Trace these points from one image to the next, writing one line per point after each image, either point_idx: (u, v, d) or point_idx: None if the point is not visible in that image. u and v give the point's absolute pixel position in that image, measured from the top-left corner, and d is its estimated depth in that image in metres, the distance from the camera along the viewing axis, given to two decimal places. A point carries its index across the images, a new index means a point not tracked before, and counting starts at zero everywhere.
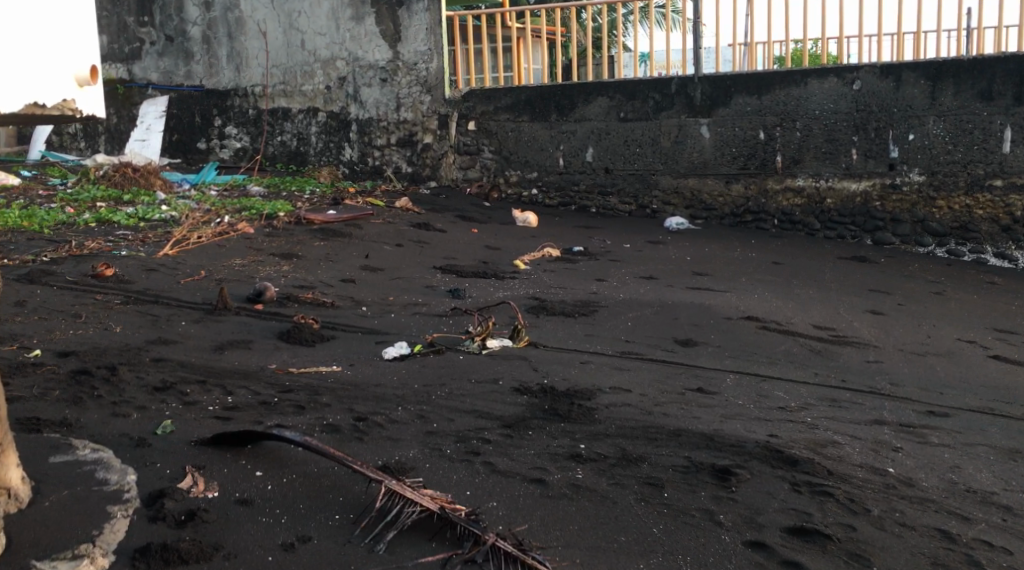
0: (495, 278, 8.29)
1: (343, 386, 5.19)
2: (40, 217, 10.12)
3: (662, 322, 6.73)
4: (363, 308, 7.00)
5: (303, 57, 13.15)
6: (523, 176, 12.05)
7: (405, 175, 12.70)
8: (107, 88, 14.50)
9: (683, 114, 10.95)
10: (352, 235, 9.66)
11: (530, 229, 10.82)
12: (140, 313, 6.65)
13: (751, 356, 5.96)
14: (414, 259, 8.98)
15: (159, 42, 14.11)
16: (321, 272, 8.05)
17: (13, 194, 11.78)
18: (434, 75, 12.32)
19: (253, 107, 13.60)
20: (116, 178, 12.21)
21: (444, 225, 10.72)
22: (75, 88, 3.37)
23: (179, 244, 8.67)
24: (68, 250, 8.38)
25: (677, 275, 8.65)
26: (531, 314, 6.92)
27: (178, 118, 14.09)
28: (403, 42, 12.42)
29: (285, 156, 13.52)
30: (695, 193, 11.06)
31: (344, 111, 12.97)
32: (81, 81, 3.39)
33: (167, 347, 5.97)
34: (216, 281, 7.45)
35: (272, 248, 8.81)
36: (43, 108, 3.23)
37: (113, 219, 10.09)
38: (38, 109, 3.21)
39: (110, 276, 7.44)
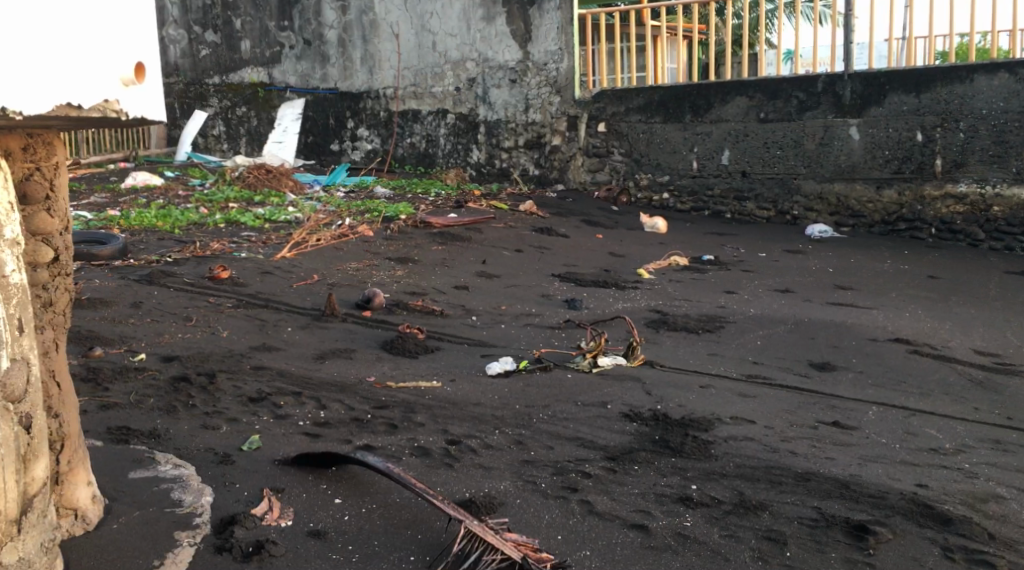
0: (617, 289, 7.85)
1: (441, 404, 4.86)
2: (174, 217, 10.22)
3: (797, 343, 6.17)
4: (473, 317, 6.70)
5: (434, 59, 13.00)
6: (654, 179, 11.57)
7: (532, 178, 12.38)
8: (248, 91, 14.69)
9: (829, 114, 10.24)
10: (473, 240, 9.39)
11: (659, 236, 10.31)
12: (248, 315, 6.35)
13: (898, 385, 5.35)
14: (534, 266, 8.62)
15: (297, 46, 14.17)
16: (435, 278, 7.78)
17: (155, 194, 11.99)
18: (564, 75, 11.92)
19: (385, 109, 13.54)
20: (252, 180, 12.30)
21: (569, 230, 10.32)
22: (119, 88, 2.93)
23: (298, 246, 8.46)
24: (191, 251, 8.24)
25: (817, 289, 8.03)
26: (652, 331, 6.45)
27: (314, 121, 14.18)
28: (533, 42, 12.08)
29: (414, 158, 13.43)
30: (841, 200, 10.35)
31: (473, 112, 12.76)
32: (127, 82, 2.96)
33: (270, 353, 5.65)
34: (328, 285, 7.16)
35: (389, 251, 8.59)
36: (80, 110, 2.77)
37: (241, 219, 10.03)
38: (73, 111, 2.75)
39: (225, 278, 7.08)
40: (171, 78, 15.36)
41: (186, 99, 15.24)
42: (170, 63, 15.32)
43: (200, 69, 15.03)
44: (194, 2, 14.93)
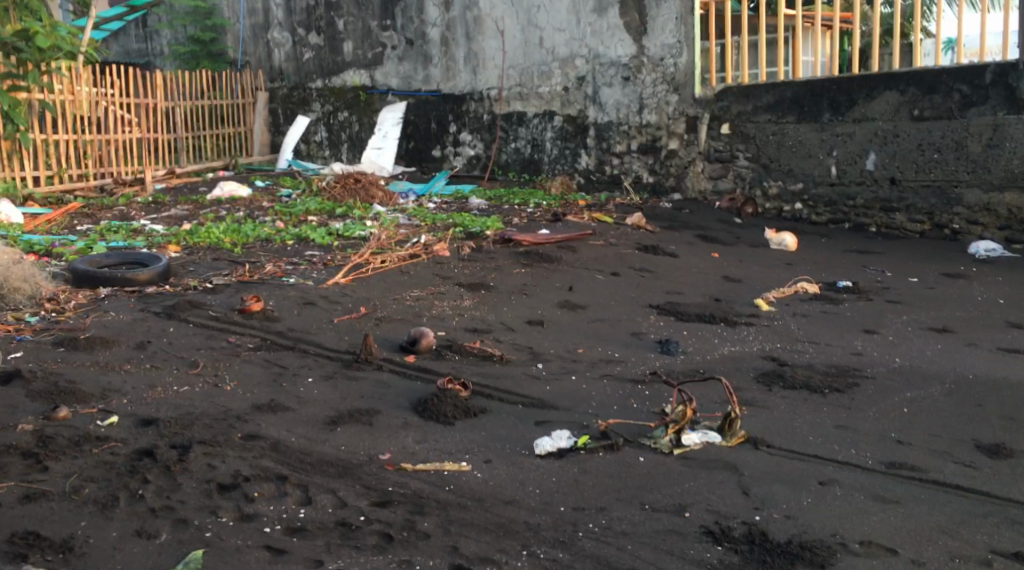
0: (726, 327, 6.47)
1: (462, 503, 3.65)
2: (245, 231, 9.12)
3: (956, 413, 4.79)
4: (539, 366, 5.48)
5: (541, 56, 11.76)
6: (785, 187, 10.07)
7: (646, 186, 11.03)
8: (350, 95, 13.53)
9: (999, 110, 8.56)
10: (564, 262, 8.15)
11: (787, 255, 8.84)
12: (266, 361, 5.13)
13: None
14: (632, 296, 7.30)
15: (400, 47, 12.98)
16: (507, 311, 6.60)
17: (238, 205, 10.96)
18: (682, 70, 10.55)
19: (488, 112, 12.30)
20: (338, 190, 11.30)
21: (680, 248, 8.96)
22: None
23: (357, 269, 7.38)
24: (239, 274, 7.09)
25: (982, 328, 6.50)
26: (763, 392, 5.08)
27: (416, 125, 12.99)
28: (648, 35, 10.76)
29: (518, 164, 12.16)
30: (1014, 211, 8.63)
31: (582, 114, 11.47)
32: None
33: (273, 416, 4.40)
34: (375, 319, 6.02)
35: (463, 276, 7.46)
36: None
37: (312, 236, 8.91)
38: None
39: (257, 310, 5.85)
40: (275, 83, 14.34)
41: (289, 104, 14.19)
42: (274, 68, 14.33)
43: (303, 73, 13.98)
44: (298, 3, 13.90)
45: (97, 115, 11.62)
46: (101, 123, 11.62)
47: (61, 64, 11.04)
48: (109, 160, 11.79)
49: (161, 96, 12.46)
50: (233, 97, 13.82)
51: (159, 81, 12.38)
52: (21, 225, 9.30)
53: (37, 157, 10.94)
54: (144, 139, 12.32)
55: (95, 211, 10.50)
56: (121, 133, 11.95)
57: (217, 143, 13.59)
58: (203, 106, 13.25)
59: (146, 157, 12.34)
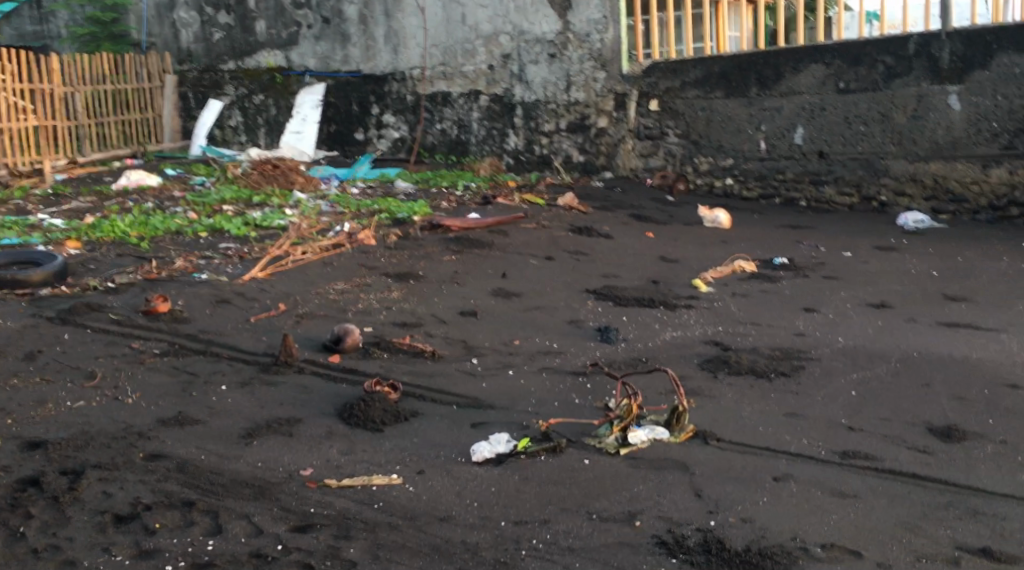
0: (666, 310, 6.21)
1: (393, 522, 3.32)
2: (153, 223, 8.62)
3: (906, 393, 4.57)
4: (474, 361, 5.14)
5: (463, 34, 11.35)
6: (716, 163, 9.85)
7: (576, 165, 10.71)
8: (265, 77, 12.89)
9: (924, 81, 8.45)
10: (495, 247, 7.82)
11: (722, 233, 8.63)
12: (174, 368, 4.83)
13: None
14: (566, 281, 7.00)
15: (316, 25, 12.41)
16: (437, 302, 6.25)
17: (146, 196, 10.41)
18: (609, 46, 10.28)
19: (412, 93, 11.85)
20: (256, 177, 10.76)
21: (614, 228, 8.69)
22: None
23: (275, 262, 6.96)
24: (145, 271, 6.63)
25: (922, 301, 6.33)
26: (709, 379, 4.81)
27: (337, 108, 12.42)
28: (572, 10, 10.44)
29: (444, 146, 11.77)
30: (940, 180, 8.54)
31: (508, 93, 11.11)
32: None
33: (179, 431, 4.13)
34: (296, 317, 5.67)
35: (389, 265, 7.09)
36: None
37: (226, 227, 8.45)
38: None
39: (164, 312, 5.53)
40: (184, 65, 13.52)
41: (200, 87, 13.41)
42: (182, 49, 13.49)
43: (214, 54, 13.22)
44: None
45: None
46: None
47: None
48: (4, 151, 11.15)
49: (58, 82, 11.75)
50: (138, 81, 12.99)
51: (56, 66, 11.66)
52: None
53: None
54: (41, 128, 11.64)
55: None
56: (16, 122, 11.28)
57: (124, 130, 12.83)
58: (105, 91, 12.49)
59: (45, 147, 11.68)
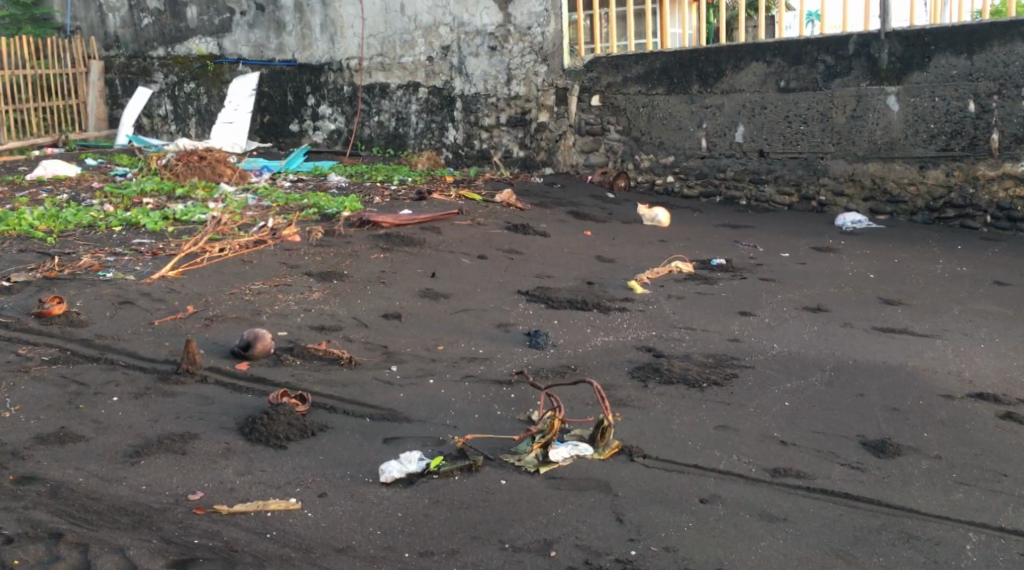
0: (599, 313, 5.96)
1: (286, 555, 3.08)
2: (64, 216, 8.20)
3: (842, 403, 4.36)
4: (393, 369, 4.84)
5: (402, 24, 10.96)
6: (656, 160, 9.63)
7: (516, 161, 10.42)
8: (196, 65, 12.36)
9: (863, 81, 8.31)
10: (426, 245, 7.51)
11: (662, 232, 8.43)
12: (62, 378, 4.57)
13: (992, 489, 3.64)
14: (497, 282, 6.73)
15: (250, 12, 11.92)
16: (360, 304, 5.94)
17: (61, 186, 9.97)
18: (550, 40, 9.97)
19: (349, 83, 11.45)
20: (180, 168, 10.35)
21: (551, 226, 8.44)
22: None
23: (189, 260, 6.61)
24: (45, 269, 6.27)
25: (859, 305, 6.16)
26: (639, 389, 4.54)
27: (270, 98, 11.98)
28: (513, 2, 10.12)
29: (382, 139, 11.38)
30: (878, 181, 8.42)
31: (448, 86, 10.75)
32: None
33: (55, 450, 3.89)
34: (204, 320, 5.37)
35: (313, 264, 6.76)
36: None
37: (142, 221, 8.04)
38: None
39: (58, 314, 5.26)
40: (111, 50, 12.98)
41: (128, 74, 12.85)
42: (109, 34, 12.94)
43: (143, 40, 12.66)
44: None
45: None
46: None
47: None
48: None
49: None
50: (60, 66, 12.46)
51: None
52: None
53: None
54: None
55: None
56: None
57: (43, 117, 12.29)
58: (25, 76, 11.94)
59: None
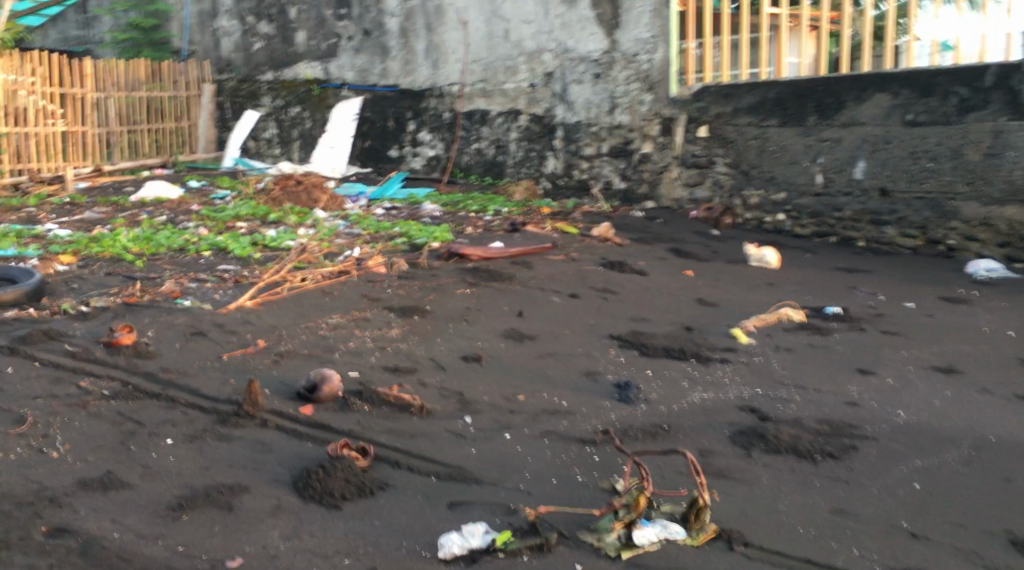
0: (697, 365, 5.47)
1: None
2: (158, 239, 8.11)
3: (982, 491, 3.80)
4: (467, 421, 4.45)
5: (506, 50, 10.65)
6: (767, 197, 9.04)
7: (616, 193, 10.01)
8: (302, 90, 12.29)
9: (1002, 115, 7.60)
10: (515, 280, 7.15)
11: (771, 274, 7.88)
12: (118, 415, 4.28)
13: None
14: (588, 324, 6.31)
15: (356, 37, 11.78)
16: (441, 343, 5.59)
17: (162, 209, 9.91)
18: (658, 68, 9.53)
19: (449, 110, 11.19)
20: (276, 193, 10.23)
21: (650, 264, 7.98)
22: None
23: (270, 290, 6.37)
24: (125, 296, 6.14)
25: (996, 367, 5.53)
26: (741, 458, 4.06)
27: (372, 123, 11.80)
28: (620, 28, 9.72)
29: (480, 167, 11.09)
30: (1016, 226, 7.65)
31: (549, 114, 10.40)
32: None
33: (96, 496, 3.67)
34: (274, 357, 5.11)
35: (395, 297, 6.45)
36: None
37: (230, 246, 7.87)
38: None
39: (127, 344, 5.02)
40: (223, 73, 13.05)
41: (238, 98, 12.88)
42: (222, 57, 13.02)
43: (253, 64, 12.70)
44: None
45: (16, 106, 10.58)
46: (19, 114, 10.57)
47: None
48: (27, 155, 10.73)
49: (91, 87, 11.38)
50: (174, 89, 12.57)
51: (88, 71, 11.31)
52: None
53: None
54: (70, 134, 11.26)
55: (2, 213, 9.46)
56: (43, 126, 10.90)
57: (155, 139, 12.40)
58: (140, 98, 12.10)
59: (72, 153, 11.26)
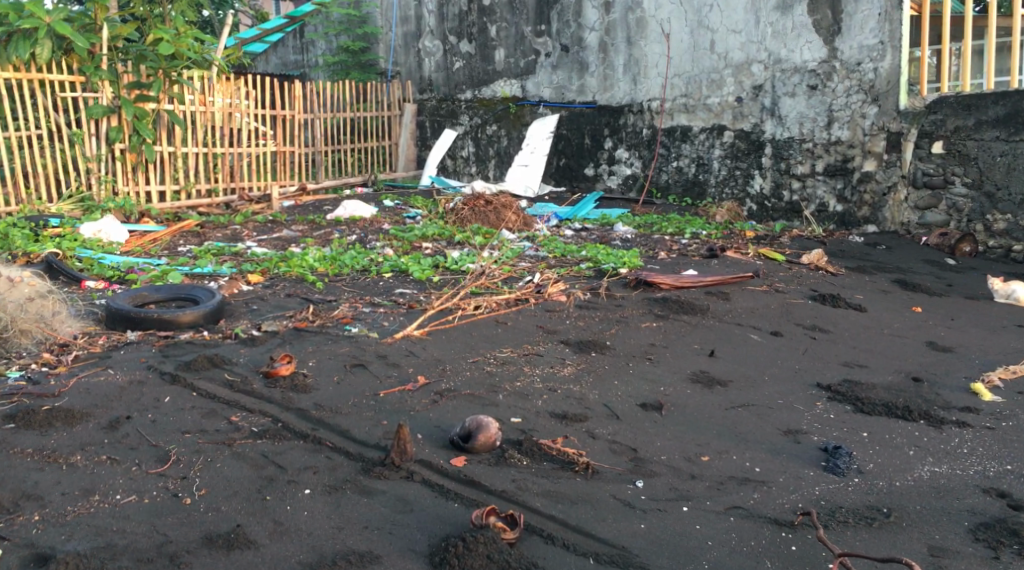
0: (926, 428, 4.63)
1: None
2: (344, 259, 7.75)
3: None
4: (639, 486, 3.82)
5: (711, 62, 9.88)
6: (1015, 222, 7.91)
7: (833, 216, 9.06)
8: (500, 107, 11.93)
9: None
10: (710, 314, 6.42)
11: (1022, 312, 6.80)
12: (261, 457, 3.76)
13: None
14: (792, 369, 5.51)
15: (554, 53, 11.32)
16: (620, 388, 4.96)
17: (355, 227, 9.65)
18: (884, 77, 8.50)
19: (649, 126, 10.53)
20: (465, 214, 9.86)
21: (869, 298, 7.04)
22: None
23: (440, 317, 5.90)
24: (298, 319, 5.60)
25: None
26: (987, 562, 3.53)
27: (568, 140, 11.30)
28: (842, 35, 8.77)
29: (680, 187, 10.35)
30: None
31: (757, 129, 9.55)
32: None
33: (219, 559, 3.22)
34: (433, 396, 4.50)
35: (574, 331, 5.86)
36: None
37: (411, 268, 7.46)
38: None
39: (285, 375, 4.44)
40: (424, 94, 12.90)
41: (437, 117, 12.67)
42: (425, 78, 12.87)
43: (453, 83, 12.49)
44: (450, 7, 12.36)
45: (232, 128, 10.51)
46: (235, 135, 10.48)
47: (193, 72, 9.93)
48: (242, 175, 10.68)
49: (300, 108, 11.26)
50: (378, 108, 12.43)
51: (298, 91, 11.18)
52: (115, 245, 7.94)
53: (163, 169, 9.93)
54: (279, 153, 11.17)
55: (208, 230, 9.08)
56: (255, 147, 10.78)
57: (358, 158, 12.28)
58: (345, 118, 11.95)
59: (281, 172, 11.20)
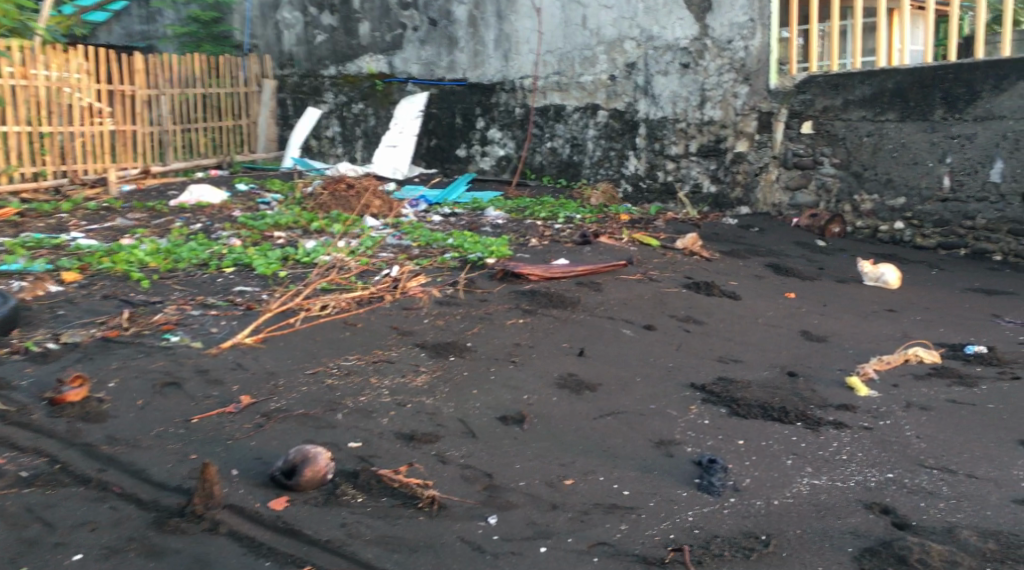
0: (804, 430, 4.26)
1: None
2: (181, 251, 7.00)
3: None
4: (492, 523, 3.38)
5: (583, 39, 9.42)
6: (881, 203, 7.71)
7: (706, 197, 8.69)
8: (365, 84, 11.15)
9: None
10: (580, 306, 5.96)
11: (895, 297, 6.56)
12: (25, 513, 3.31)
13: None
14: (665, 368, 5.11)
15: (422, 27, 10.65)
16: (478, 398, 4.45)
17: (201, 214, 8.87)
18: (754, 56, 8.23)
19: (521, 104, 10.02)
20: (325, 199, 9.15)
21: (743, 284, 6.72)
22: None
23: (281, 318, 5.28)
24: (112, 326, 4.90)
25: None
26: None
27: (438, 119, 10.67)
28: (712, 12, 8.43)
29: (554, 168, 9.88)
30: None
31: (631, 108, 9.15)
32: None
33: None
34: (259, 418, 3.92)
35: (431, 333, 5.30)
36: None
37: (256, 261, 6.78)
38: None
39: (75, 401, 3.88)
40: (285, 69, 11.85)
41: (299, 94, 11.74)
42: (284, 51, 11.80)
43: (316, 58, 11.51)
44: None
45: (62, 105, 9.55)
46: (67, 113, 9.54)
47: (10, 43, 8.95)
48: (76, 156, 9.72)
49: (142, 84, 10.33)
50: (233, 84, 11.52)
51: (139, 65, 10.25)
52: None
53: None
54: (120, 132, 10.22)
55: (29, 219, 8.24)
56: (90, 126, 9.83)
57: (213, 138, 11.38)
58: (196, 95, 11.06)
59: (122, 152, 10.24)
